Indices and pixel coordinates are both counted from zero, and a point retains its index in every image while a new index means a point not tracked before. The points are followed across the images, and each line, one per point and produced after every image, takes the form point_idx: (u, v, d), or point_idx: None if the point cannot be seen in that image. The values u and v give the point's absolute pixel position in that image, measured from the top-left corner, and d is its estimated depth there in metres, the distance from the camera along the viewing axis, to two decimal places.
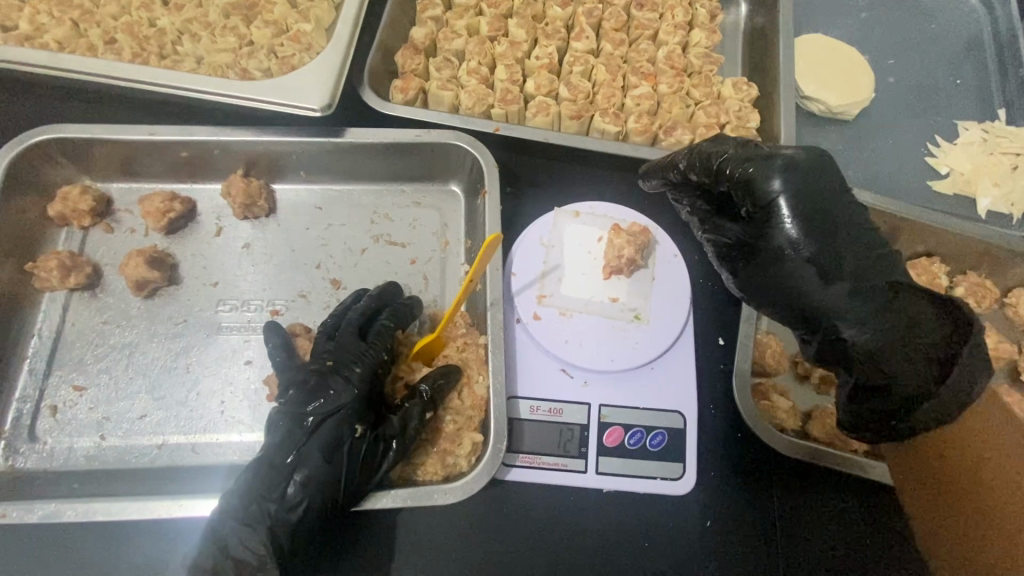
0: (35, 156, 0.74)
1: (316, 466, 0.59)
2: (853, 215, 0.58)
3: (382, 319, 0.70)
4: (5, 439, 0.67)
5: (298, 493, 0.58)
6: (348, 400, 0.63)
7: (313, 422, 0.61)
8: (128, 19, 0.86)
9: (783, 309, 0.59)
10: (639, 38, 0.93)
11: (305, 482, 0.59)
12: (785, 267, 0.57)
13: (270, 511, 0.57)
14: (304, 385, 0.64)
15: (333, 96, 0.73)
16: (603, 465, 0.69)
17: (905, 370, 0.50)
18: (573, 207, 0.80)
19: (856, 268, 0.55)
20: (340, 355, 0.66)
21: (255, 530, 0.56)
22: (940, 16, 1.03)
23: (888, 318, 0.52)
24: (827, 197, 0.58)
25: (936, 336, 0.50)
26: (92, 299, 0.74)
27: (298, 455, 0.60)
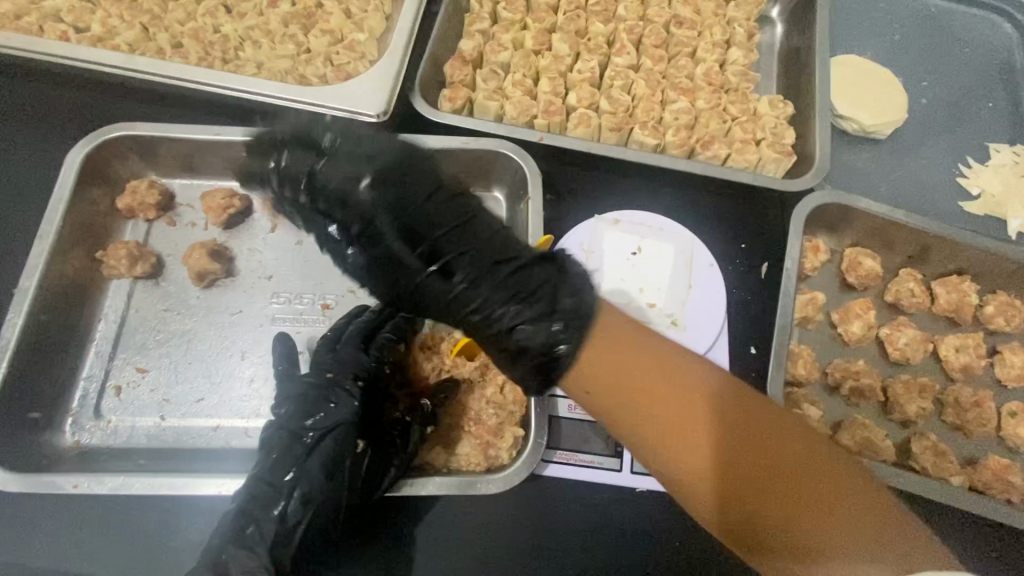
0: (109, 152, 0.79)
1: (314, 482, 0.64)
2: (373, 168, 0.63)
3: (381, 334, 0.74)
4: (72, 416, 0.72)
5: (300, 510, 0.63)
6: (346, 416, 0.67)
7: (313, 438, 0.66)
8: (194, 25, 0.91)
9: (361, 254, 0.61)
10: (678, 54, 0.95)
11: (303, 500, 0.64)
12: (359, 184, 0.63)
13: (268, 530, 0.62)
14: (305, 399, 0.69)
15: (389, 105, 0.77)
16: (637, 465, 0.71)
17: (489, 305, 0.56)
18: (613, 215, 0.82)
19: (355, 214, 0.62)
20: (339, 370, 0.70)
21: (256, 543, 0.61)
22: (974, 39, 1.05)
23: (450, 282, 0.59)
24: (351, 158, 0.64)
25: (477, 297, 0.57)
26: (155, 287, 0.78)
27: (290, 473, 0.64)
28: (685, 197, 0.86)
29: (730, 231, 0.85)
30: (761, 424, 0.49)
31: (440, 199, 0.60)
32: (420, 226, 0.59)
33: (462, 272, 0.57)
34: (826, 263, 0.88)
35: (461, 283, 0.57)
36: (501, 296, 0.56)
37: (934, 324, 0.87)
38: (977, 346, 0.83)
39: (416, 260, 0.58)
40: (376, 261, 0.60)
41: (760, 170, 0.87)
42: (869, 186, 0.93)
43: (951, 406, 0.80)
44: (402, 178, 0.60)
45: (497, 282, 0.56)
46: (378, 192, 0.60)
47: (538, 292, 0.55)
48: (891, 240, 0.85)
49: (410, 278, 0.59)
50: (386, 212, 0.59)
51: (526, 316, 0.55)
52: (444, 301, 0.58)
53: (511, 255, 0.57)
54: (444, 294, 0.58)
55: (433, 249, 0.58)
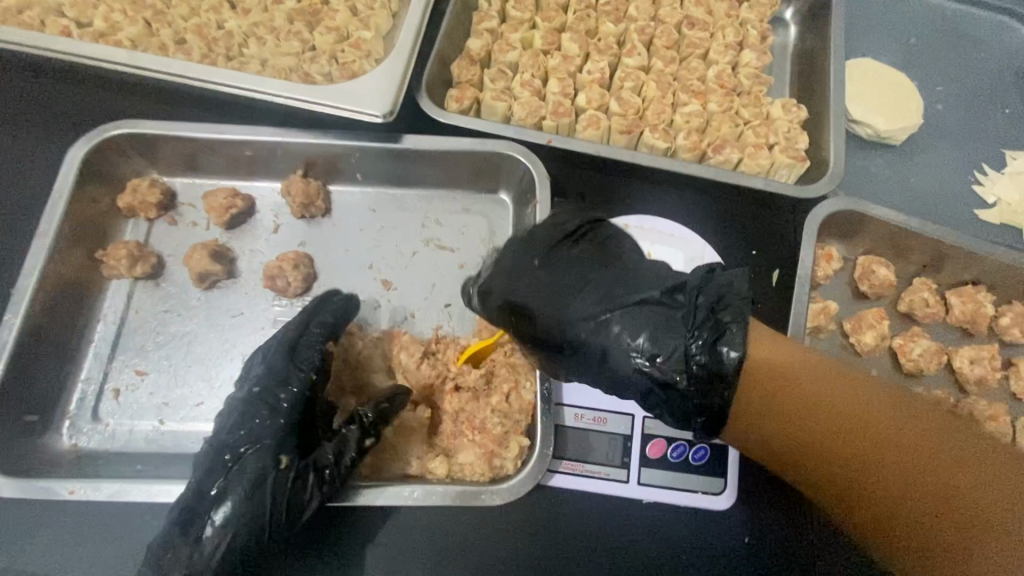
0: (109, 150, 0.77)
1: (235, 502, 0.61)
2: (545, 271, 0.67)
3: (302, 343, 0.68)
4: (69, 419, 0.71)
5: (221, 531, 0.60)
6: (270, 431, 0.63)
7: (234, 456, 0.62)
8: (198, 21, 0.89)
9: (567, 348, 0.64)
10: (689, 56, 0.94)
11: (221, 521, 0.60)
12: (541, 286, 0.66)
13: (189, 553, 0.60)
14: (232, 414, 0.65)
15: (395, 105, 0.76)
16: (644, 476, 0.70)
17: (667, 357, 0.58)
18: (622, 220, 0.81)
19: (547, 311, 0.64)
20: (265, 383, 0.66)
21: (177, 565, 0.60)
22: (991, 44, 1.03)
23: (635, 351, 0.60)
24: (529, 265, 0.68)
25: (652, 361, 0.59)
26: (155, 288, 0.77)
27: (211, 491, 0.61)
28: (696, 203, 0.84)
29: (742, 238, 0.84)
30: (915, 418, 0.52)
31: (575, 274, 0.67)
32: (570, 309, 0.64)
33: (618, 330, 0.61)
34: (839, 270, 0.86)
35: (624, 339, 0.60)
36: (647, 346, 0.59)
37: (948, 335, 0.85)
38: (991, 358, 0.81)
39: (584, 340, 0.62)
40: (561, 350, 0.64)
41: (772, 175, 0.85)
42: (883, 192, 0.92)
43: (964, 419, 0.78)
44: (530, 267, 0.68)
45: (651, 335, 0.59)
46: (512, 285, 0.67)
47: (680, 342, 0.58)
48: (905, 249, 0.83)
49: (589, 354, 0.62)
50: (539, 302, 0.65)
51: (676, 355, 0.58)
52: (612, 359, 0.61)
53: (633, 301, 0.62)
54: (616, 348, 0.61)
55: (579, 322, 0.63)
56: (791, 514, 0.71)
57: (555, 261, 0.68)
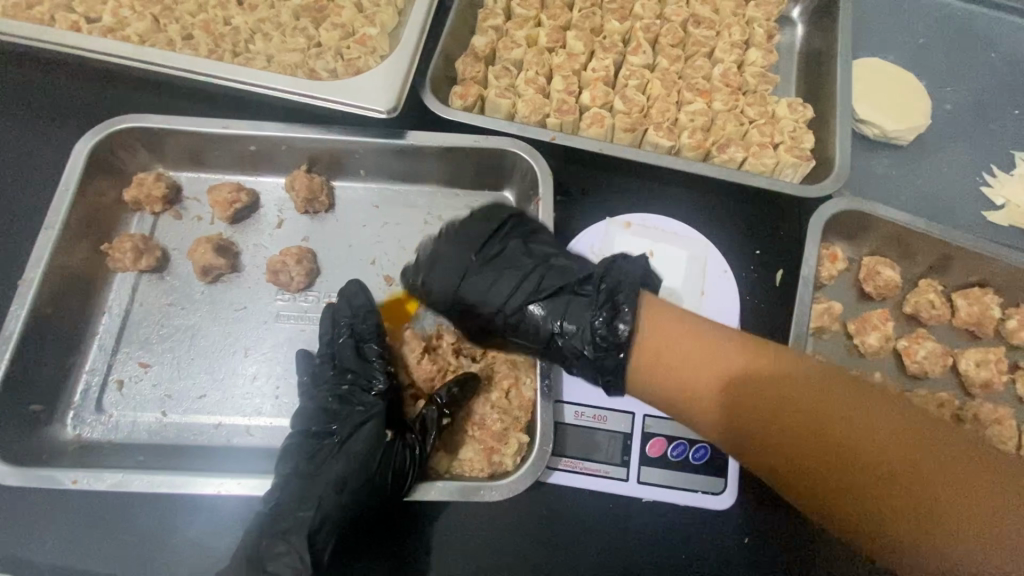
0: (116, 144, 0.78)
1: (352, 474, 0.64)
2: (460, 261, 0.69)
3: (371, 342, 0.72)
4: (74, 409, 0.71)
5: (334, 501, 0.63)
6: (373, 412, 0.67)
7: (343, 435, 0.66)
8: (205, 16, 0.90)
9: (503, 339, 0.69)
10: (695, 54, 0.93)
11: (340, 491, 0.63)
12: (463, 281, 0.68)
13: (307, 520, 0.61)
14: (327, 406, 0.69)
15: (399, 101, 0.76)
16: (644, 475, 0.70)
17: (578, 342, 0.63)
18: (625, 218, 0.81)
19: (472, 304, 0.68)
20: (352, 379, 0.70)
21: (280, 547, 0.60)
22: (1002, 44, 1.02)
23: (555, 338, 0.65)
24: (449, 261, 0.69)
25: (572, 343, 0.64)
26: (160, 281, 0.78)
27: (318, 470, 0.64)
28: (700, 202, 0.84)
29: (745, 237, 0.83)
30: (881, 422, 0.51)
31: (504, 259, 0.68)
32: (500, 301, 0.67)
33: (540, 313, 0.65)
34: (843, 271, 0.85)
35: (544, 324, 0.65)
36: (564, 329, 0.64)
37: (953, 337, 0.84)
38: (998, 362, 0.80)
39: (509, 331, 0.67)
40: (498, 341, 0.69)
41: (777, 174, 0.85)
42: (889, 193, 0.91)
43: (970, 422, 0.78)
44: (467, 261, 0.68)
45: (561, 316, 0.64)
46: (440, 282, 0.68)
47: (589, 325, 0.63)
48: (911, 250, 0.83)
49: (521, 344, 0.68)
50: (466, 296, 0.68)
51: (582, 332, 0.63)
52: (543, 345, 0.66)
53: (555, 285, 0.65)
54: (543, 336, 0.65)
55: (506, 313, 0.67)
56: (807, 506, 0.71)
57: (485, 253, 0.69)
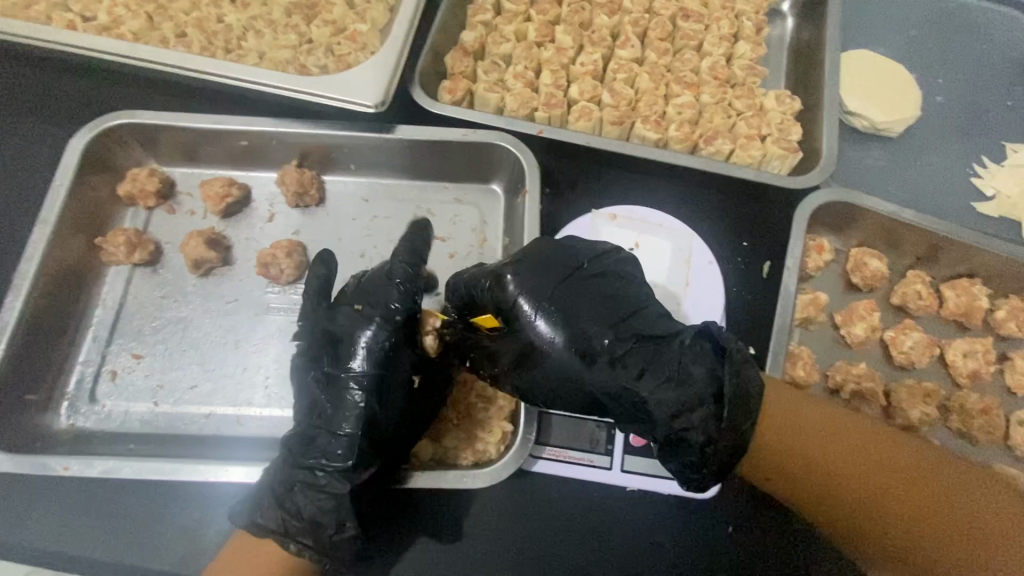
0: (110, 140, 0.79)
1: (381, 412, 0.64)
2: (558, 289, 0.64)
3: (399, 263, 0.68)
4: (67, 399, 0.73)
5: (366, 443, 0.62)
6: (379, 355, 0.64)
7: (347, 385, 0.64)
8: (198, 14, 0.91)
9: (585, 378, 0.61)
10: (684, 48, 0.94)
11: (368, 431, 0.63)
12: (560, 305, 0.63)
13: (308, 495, 0.60)
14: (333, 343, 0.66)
15: (387, 95, 0.76)
16: (628, 464, 0.70)
17: (685, 405, 0.58)
18: (610, 210, 0.81)
19: (569, 331, 0.62)
20: (369, 301, 0.67)
21: (320, 499, 0.60)
22: (993, 36, 1.02)
23: (664, 391, 0.58)
24: (544, 284, 0.64)
25: (682, 401, 0.58)
26: (153, 274, 0.79)
27: (341, 406, 0.63)
28: (688, 194, 0.84)
29: (732, 229, 0.84)
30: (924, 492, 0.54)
31: (607, 290, 0.64)
32: (590, 338, 0.61)
33: (644, 360, 0.60)
34: (831, 262, 0.86)
35: (625, 381, 0.59)
36: (671, 387, 0.58)
37: (941, 328, 0.85)
38: (986, 352, 0.80)
39: (591, 370, 0.60)
40: (548, 384, 0.62)
41: (764, 166, 0.85)
42: (879, 184, 0.91)
43: (956, 413, 0.78)
44: (561, 284, 0.64)
45: (649, 391, 0.59)
46: (535, 294, 0.64)
47: (686, 411, 0.57)
48: (899, 241, 0.83)
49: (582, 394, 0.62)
50: (555, 315, 0.63)
51: (674, 412, 0.58)
52: (608, 399, 0.61)
53: (658, 331, 0.62)
54: (619, 387, 0.60)
55: (605, 347, 0.61)
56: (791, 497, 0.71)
57: (593, 270, 0.66)
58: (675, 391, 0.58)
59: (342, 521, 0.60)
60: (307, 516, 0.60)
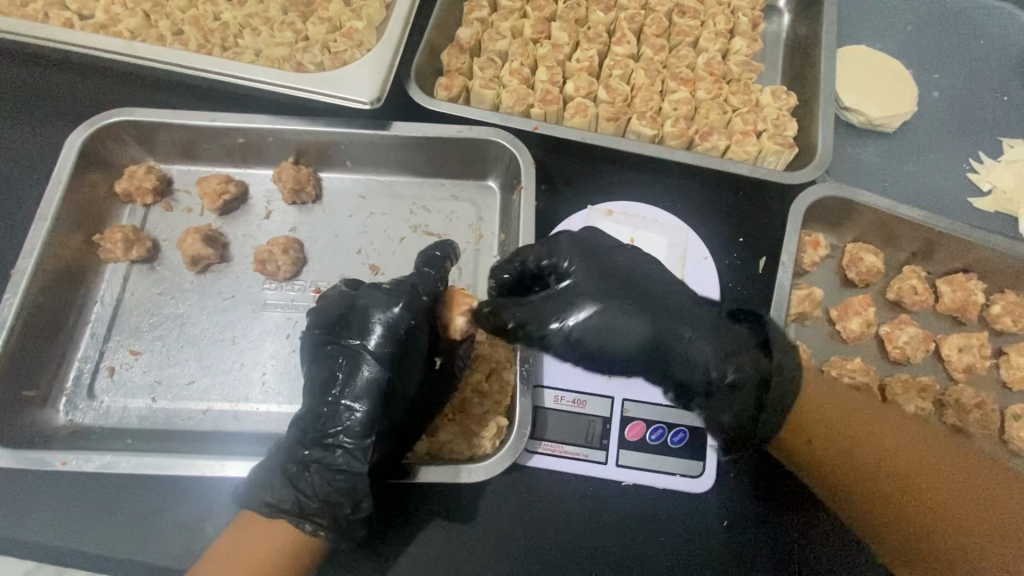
0: (107, 138, 0.80)
1: (398, 394, 0.64)
2: (613, 255, 0.68)
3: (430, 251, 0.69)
4: (66, 396, 0.73)
5: (382, 423, 0.63)
6: (403, 338, 0.64)
7: (368, 366, 0.63)
8: (194, 12, 0.91)
9: (643, 322, 0.63)
10: (680, 44, 0.94)
11: (385, 411, 0.63)
12: (616, 265, 0.67)
13: (319, 477, 0.60)
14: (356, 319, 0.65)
15: (382, 92, 0.77)
16: (622, 458, 0.71)
17: (740, 347, 0.62)
18: (606, 206, 0.82)
19: (626, 284, 0.65)
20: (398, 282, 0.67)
21: (336, 478, 0.60)
22: (990, 31, 1.02)
23: (722, 335, 0.63)
24: (599, 251, 0.68)
25: (737, 345, 0.62)
26: (150, 271, 0.79)
27: (362, 388, 0.62)
28: (683, 190, 0.84)
29: (728, 225, 0.84)
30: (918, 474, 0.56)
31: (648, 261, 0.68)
32: (637, 296, 0.64)
33: (699, 312, 0.64)
34: (827, 258, 0.86)
35: (684, 325, 0.63)
36: (726, 333, 0.63)
37: (937, 323, 0.85)
38: (982, 346, 0.80)
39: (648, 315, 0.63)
40: (600, 330, 0.63)
41: (760, 162, 0.85)
42: (875, 179, 0.91)
43: (951, 407, 0.78)
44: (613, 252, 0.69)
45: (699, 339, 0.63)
46: (592, 261, 0.67)
47: (735, 359, 0.62)
48: (895, 236, 0.83)
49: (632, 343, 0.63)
50: (611, 273, 0.66)
51: (724, 354, 0.62)
52: (660, 345, 0.63)
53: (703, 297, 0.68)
54: (675, 333, 0.63)
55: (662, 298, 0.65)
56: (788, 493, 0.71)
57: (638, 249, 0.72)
58: (729, 335, 0.63)
59: (357, 502, 0.60)
60: (320, 497, 0.60)
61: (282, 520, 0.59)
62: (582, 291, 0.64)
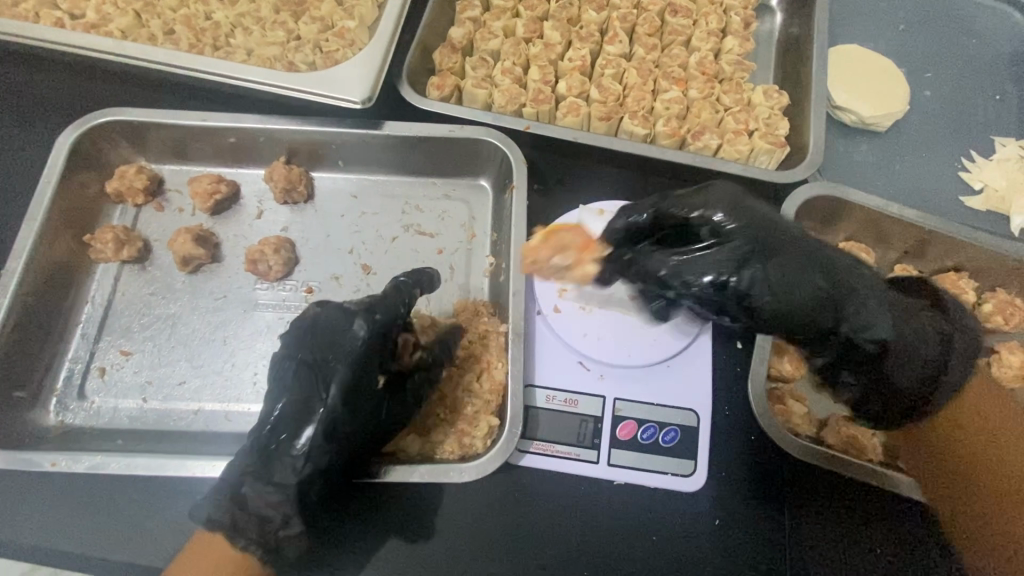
0: (98, 137, 0.79)
1: (345, 417, 0.63)
2: (774, 216, 0.66)
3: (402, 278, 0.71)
4: (56, 396, 0.73)
5: (322, 448, 0.62)
6: (356, 360, 0.64)
7: (321, 384, 0.63)
8: (186, 12, 0.91)
9: (849, 288, 0.64)
10: (672, 43, 0.94)
11: (324, 436, 0.62)
12: (771, 225, 0.64)
13: (253, 488, 0.61)
14: (317, 334, 0.65)
15: (373, 91, 0.77)
16: (614, 458, 0.71)
17: (920, 318, 0.69)
18: (598, 206, 0.82)
19: (813, 250, 0.64)
20: (373, 301, 0.67)
21: (268, 490, 0.61)
22: (982, 30, 1.02)
23: (902, 303, 0.68)
24: (757, 210, 0.65)
25: (919, 314, 0.69)
26: (142, 271, 0.79)
27: (306, 407, 0.63)
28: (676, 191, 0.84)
29: None
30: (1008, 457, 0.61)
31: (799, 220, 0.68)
32: (817, 262, 0.64)
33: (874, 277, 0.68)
34: None
35: (874, 289, 0.66)
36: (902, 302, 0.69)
37: None
38: None
39: (847, 283, 0.65)
40: (803, 286, 0.62)
41: (752, 161, 0.85)
42: (867, 178, 0.91)
43: None
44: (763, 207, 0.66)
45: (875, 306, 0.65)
46: (755, 218, 0.64)
47: (918, 326, 0.67)
48: (887, 235, 0.83)
49: (814, 295, 0.62)
50: (793, 236, 0.65)
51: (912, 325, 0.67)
52: (861, 307, 0.65)
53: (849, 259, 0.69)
54: (876, 297, 0.65)
55: (850, 266, 0.66)
56: (777, 493, 0.71)
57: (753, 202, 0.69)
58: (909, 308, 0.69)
59: (285, 518, 0.61)
60: (253, 509, 0.61)
61: (234, 526, 0.60)
62: (789, 253, 0.63)
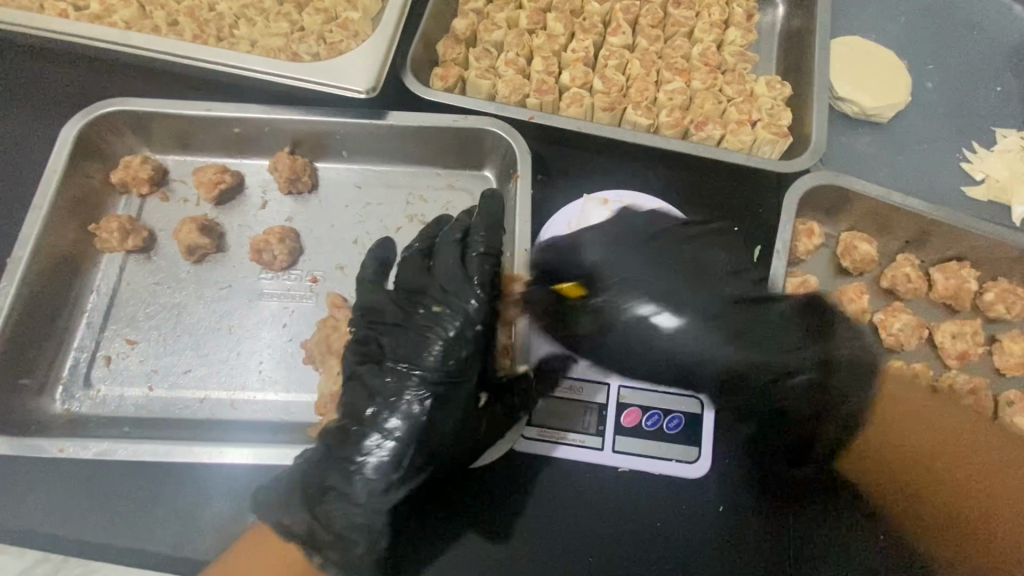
0: (102, 127, 0.79)
1: (437, 432, 0.64)
2: (666, 258, 0.69)
3: (482, 264, 0.68)
4: (62, 385, 0.73)
5: (417, 469, 0.63)
6: (450, 368, 0.65)
7: (411, 394, 0.64)
8: (189, 3, 0.91)
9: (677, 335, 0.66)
10: (674, 35, 0.94)
11: (421, 446, 0.63)
12: (647, 272, 0.68)
13: (332, 509, 0.62)
14: (406, 339, 0.66)
15: (378, 80, 0.77)
16: (619, 444, 0.71)
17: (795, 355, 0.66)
18: (602, 195, 0.81)
19: (695, 301, 0.67)
20: (452, 299, 0.66)
21: (352, 510, 0.62)
22: (982, 23, 1.02)
23: (792, 340, 0.67)
24: (644, 254, 0.70)
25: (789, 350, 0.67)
26: (147, 261, 0.79)
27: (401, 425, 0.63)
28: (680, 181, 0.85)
29: (723, 214, 0.84)
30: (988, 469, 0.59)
31: (704, 248, 0.71)
32: (677, 307, 0.67)
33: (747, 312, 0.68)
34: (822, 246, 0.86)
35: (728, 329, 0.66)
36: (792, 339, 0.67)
37: (930, 310, 0.85)
38: (975, 334, 0.81)
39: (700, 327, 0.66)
40: (639, 342, 0.67)
41: (755, 152, 0.86)
42: (869, 169, 0.91)
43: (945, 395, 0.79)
44: (649, 251, 0.70)
45: (764, 341, 0.66)
46: (633, 269, 0.68)
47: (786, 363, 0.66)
48: (889, 224, 0.83)
49: (673, 350, 0.66)
50: (663, 282, 0.68)
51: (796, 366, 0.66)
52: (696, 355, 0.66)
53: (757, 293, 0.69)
54: (701, 341, 0.66)
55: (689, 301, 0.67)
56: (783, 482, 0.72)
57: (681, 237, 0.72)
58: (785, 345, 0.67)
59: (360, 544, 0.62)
60: (335, 529, 0.62)
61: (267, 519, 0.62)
62: (660, 308, 0.66)
